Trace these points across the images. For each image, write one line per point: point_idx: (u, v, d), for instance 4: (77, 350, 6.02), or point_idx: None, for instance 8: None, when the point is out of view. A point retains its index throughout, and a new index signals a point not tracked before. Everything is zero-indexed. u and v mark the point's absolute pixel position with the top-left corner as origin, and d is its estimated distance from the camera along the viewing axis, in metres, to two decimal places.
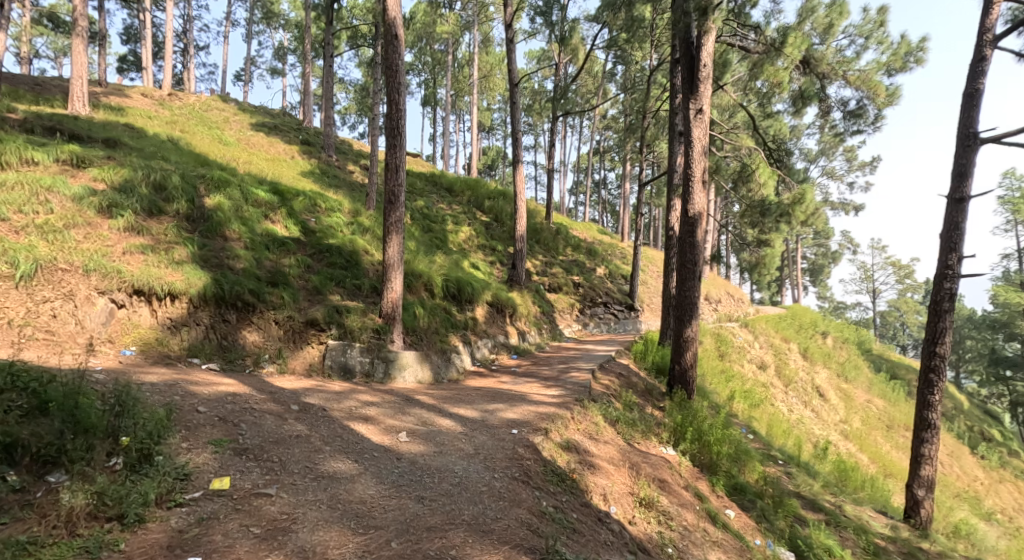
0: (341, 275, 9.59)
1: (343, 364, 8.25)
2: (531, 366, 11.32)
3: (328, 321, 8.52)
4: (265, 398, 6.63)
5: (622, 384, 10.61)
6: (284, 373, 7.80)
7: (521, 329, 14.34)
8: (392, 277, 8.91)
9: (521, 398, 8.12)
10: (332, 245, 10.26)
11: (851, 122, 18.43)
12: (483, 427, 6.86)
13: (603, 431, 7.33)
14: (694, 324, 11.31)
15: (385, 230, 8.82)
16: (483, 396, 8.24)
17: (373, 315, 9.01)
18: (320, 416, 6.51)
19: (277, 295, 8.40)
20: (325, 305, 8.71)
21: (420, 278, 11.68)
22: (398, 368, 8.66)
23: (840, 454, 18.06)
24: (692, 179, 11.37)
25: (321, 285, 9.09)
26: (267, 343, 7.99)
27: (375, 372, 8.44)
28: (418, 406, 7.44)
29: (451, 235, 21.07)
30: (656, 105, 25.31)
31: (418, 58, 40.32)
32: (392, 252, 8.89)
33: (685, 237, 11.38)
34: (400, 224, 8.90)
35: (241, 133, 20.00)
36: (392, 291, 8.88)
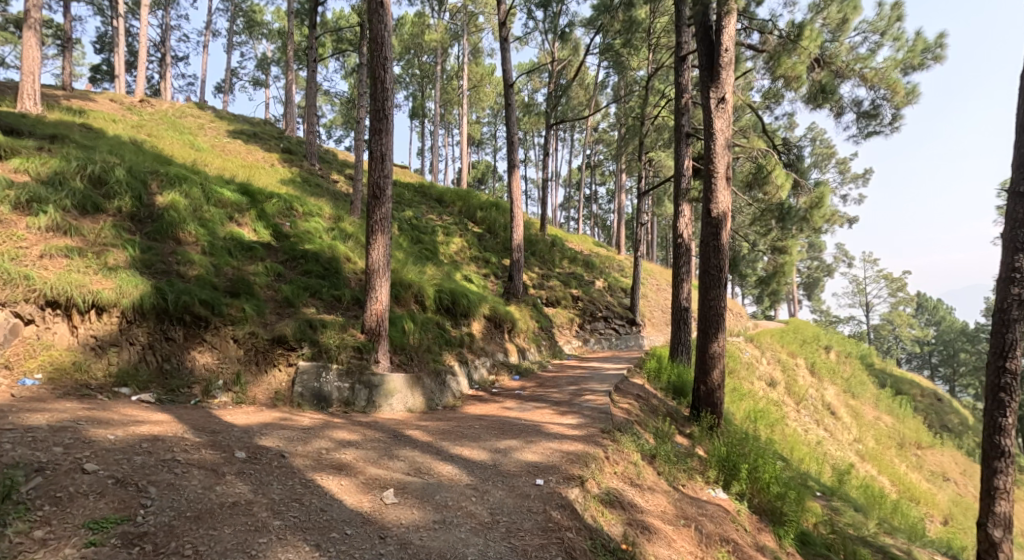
0: (317, 284, 8.23)
1: (317, 392, 6.86)
2: (537, 388, 9.97)
3: (298, 339, 7.14)
4: (204, 444, 5.22)
5: (643, 408, 9.28)
6: (241, 405, 6.43)
7: (521, 346, 13.00)
8: (377, 285, 7.55)
9: (537, 432, 6.76)
10: (308, 251, 8.89)
11: (866, 123, 17.38)
12: (495, 476, 5.50)
13: (644, 473, 6.01)
14: (720, 337, 10.05)
15: (369, 231, 7.49)
16: (491, 429, 6.87)
17: (354, 331, 7.64)
18: (275, 467, 5.08)
19: (237, 308, 7.05)
20: (296, 319, 7.35)
21: (410, 288, 10.31)
22: (384, 395, 7.28)
23: (864, 477, 16.82)
24: (714, 175, 10.12)
25: (292, 295, 7.72)
26: (220, 367, 6.61)
27: (357, 401, 7.06)
28: (410, 445, 6.06)
29: (442, 247, 19.76)
30: (656, 111, 24.20)
31: (406, 71, 39.21)
32: (376, 255, 7.54)
33: (708, 239, 10.13)
34: (386, 223, 7.57)
35: (217, 139, 18.61)
36: (378, 300, 7.53)
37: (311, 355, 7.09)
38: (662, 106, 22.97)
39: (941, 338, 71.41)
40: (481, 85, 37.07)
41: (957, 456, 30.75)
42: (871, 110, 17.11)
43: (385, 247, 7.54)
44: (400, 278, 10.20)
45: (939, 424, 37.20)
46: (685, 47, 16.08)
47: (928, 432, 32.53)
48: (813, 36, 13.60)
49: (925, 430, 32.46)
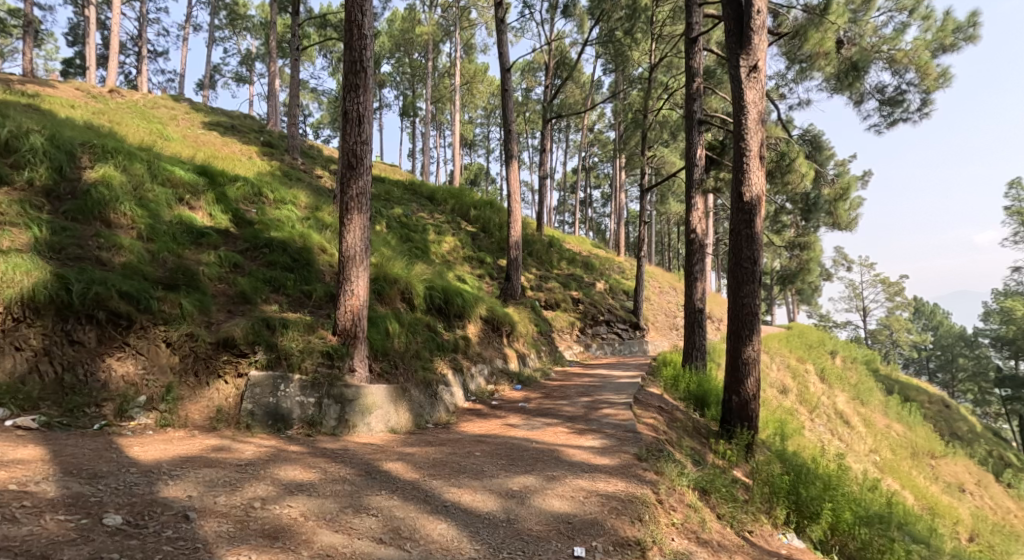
0: (282, 278, 7.06)
1: (274, 409, 5.82)
2: (543, 399, 8.64)
3: (251, 343, 6.06)
4: (65, 505, 3.82)
5: (668, 424, 7.94)
6: (168, 427, 5.39)
7: (521, 352, 11.65)
8: (354, 274, 6.45)
9: (551, 462, 5.42)
10: (273, 239, 7.60)
11: (891, 109, 16.61)
12: (507, 540, 4.14)
13: (708, 521, 4.76)
14: (756, 338, 8.79)
15: (343, 210, 6.36)
16: (495, 458, 5.53)
17: (326, 333, 6.55)
18: (161, 544, 3.62)
19: (170, 304, 6.02)
20: (250, 317, 6.31)
21: (397, 283, 8.84)
22: (359, 412, 6.21)
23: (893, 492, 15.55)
24: (747, 154, 8.89)
25: (250, 291, 6.64)
26: (145, 380, 5.60)
27: (324, 421, 5.99)
28: (383, 487, 4.72)
29: (433, 246, 18.39)
30: (659, 105, 22.96)
31: (396, 69, 37.82)
32: (353, 239, 6.42)
33: (740, 228, 8.93)
34: (364, 199, 6.44)
35: (190, 130, 16.51)
36: (355, 292, 6.42)
37: (267, 364, 6.01)
38: (668, 98, 21.74)
39: (939, 344, 70.48)
40: (475, 83, 35.68)
41: (970, 466, 29.55)
42: (895, 96, 16.35)
43: (363, 227, 6.41)
44: (385, 271, 8.81)
45: (948, 432, 36.09)
46: (697, 27, 14.83)
47: (939, 440, 31.38)
48: (839, 11, 12.40)
49: (935, 439, 31.30)
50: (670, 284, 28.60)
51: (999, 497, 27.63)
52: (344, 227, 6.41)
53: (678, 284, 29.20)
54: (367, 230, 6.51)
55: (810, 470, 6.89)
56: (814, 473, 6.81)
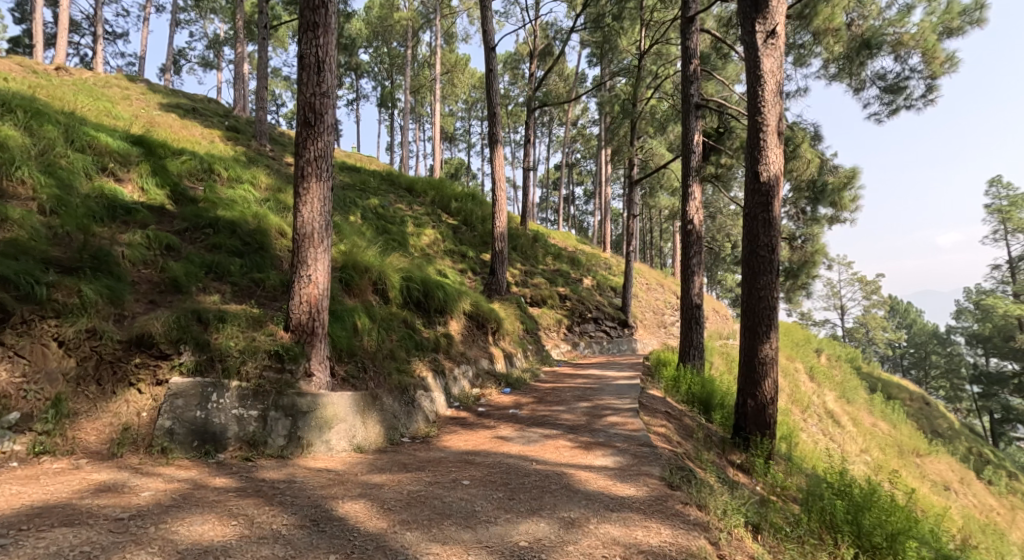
0: (224, 262, 6.25)
1: (203, 427, 4.92)
2: (538, 405, 7.63)
3: (175, 341, 5.22)
4: None
5: (680, 434, 6.99)
6: (44, 457, 4.47)
7: (508, 351, 10.63)
8: (312, 256, 5.67)
9: (561, 495, 4.43)
10: (218, 218, 6.80)
11: (892, 97, 15.92)
12: None
13: None
14: (773, 336, 7.91)
15: (299, 177, 5.64)
16: (488, 492, 4.49)
17: (278, 328, 5.71)
18: None
19: (65, 292, 5.09)
20: (177, 309, 5.45)
21: (369, 273, 7.72)
22: (316, 428, 5.33)
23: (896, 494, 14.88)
24: (764, 129, 7.96)
25: (181, 277, 5.81)
26: (21, 392, 4.60)
27: (268, 439, 5.10)
28: (332, 549, 3.63)
29: (412, 238, 17.25)
30: (648, 95, 22.07)
31: (373, 58, 36.48)
32: (308, 216, 5.65)
33: (756, 212, 8.01)
34: (325, 163, 5.75)
35: (144, 110, 15.03)
36: (313, 276, 5.67)
37: (195, 369, 5.13)
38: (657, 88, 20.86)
39: (913, 342, 71.13)
40: (456, 73, 34.42)
41: (954, 464, 29.31)
42: (895, 84, 15.66)
43: (322, 199, 5.69)
44: (355, 258, 7.67)
45: (930, 429, 35.98)
46: (694, 5, 13.88)
47: (922, 438, 31.15)
48: None
49: (919, 437, 31.05)
50: (657, 280, 27.78)
51: (983, 495, 27.34)
52: (301, 200, 5.69)
53: (664, 280, 28.37)
54: (328, 204, 5.79)
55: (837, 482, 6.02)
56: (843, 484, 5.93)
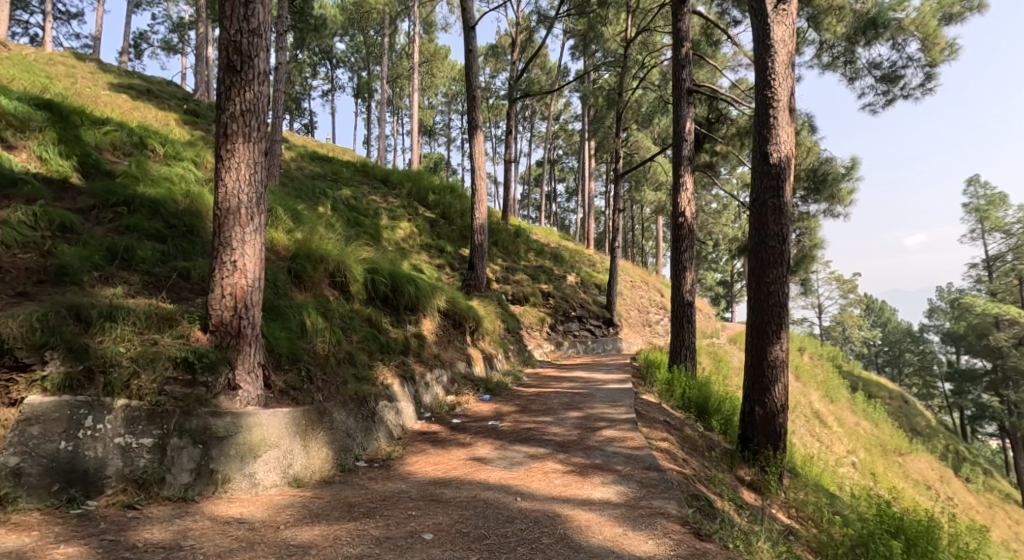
0: (132, 246, 5.39)
1: (68, 465, 4.04)
2: (522, 414, 6.72)
3: (38, 347, 4.23)
4: None
5: (684, 449, 6.12)
6: None
7: (488, 352, 9.69)
8: (240, 240, 4.91)
9: (560, 555, 3.49)
10: (133, 196, 5.95)
11: (888, 87, 15.21)
12: None
13: None
14: (784, 335, 7.08)
15: (222, 136, 4.87)
16: (457, 553, 3.54)
17: (193, 329, 4.92)
18: None
19: None
20: (52, 303, 4.47)
21: (327, 263, 6.73)
22: (236, 457, 4.50)
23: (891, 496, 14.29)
24: (776, 105, 7.11)
25: (73, 264, 4.91)
26: None
27: (167, 475, 4.27)
28: None
29: (386, 231, 16.21)
30: (634, 85, 21.22)
31: (349, 47, 35.13)
32: (231, 188, 4.88)
33: (765, 197, 7.17)
34: (253, 120, 4.97)
35: (90, 89, 13.75)
36: (239, 262, 4.91)
37: (65, 384, 4.16)
38: (644, 77, 20.01)
39: (887, 340, 71.67)
40: (436, 63, 33.16)
41: (933, 462, 29.12)
42: (890, 73, 14.98)
43: (251, 169, 4.96)
44: (310, 246, 6.65)
45: (909, 428, 35.83)
46: None
47: (903, 436, 30.91)
48: None
49: (900, 435, 30.80)
50: (641, 277, 27.06)
51: (964, 494, 27.14)
52: (223, 162, 4.92)
53: (648, 277, 27.66)
54: (257, 169, 5.04)
55: (887, 522, 5.26)
56: (896, 529, 5.15)
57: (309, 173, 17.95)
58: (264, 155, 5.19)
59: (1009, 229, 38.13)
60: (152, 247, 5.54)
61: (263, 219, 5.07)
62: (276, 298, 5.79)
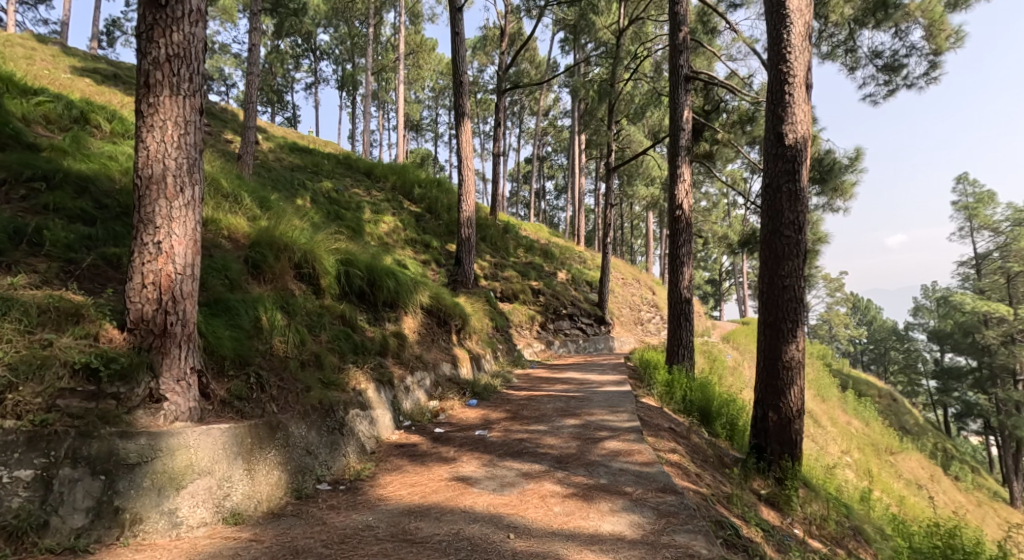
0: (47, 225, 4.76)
1: None
2: (512, 422, 6.05)
3: None
4: None
5: (695, 461, 5.48)
6: None
7: (476, 352, 9.01)
8: (165, 219, 4.22)
9: None
10: (56, 170, 5.30)
11: (889, 78, 14.46)
12: None
13: None
14: (800, 334, 6.45)
15: (142, 87, 4.18)
16: None
17: (105, 327, 4.20)
18: None
19: None
20: None
21: (293, 253, 6.01)
22: (151, 491, 3.78)
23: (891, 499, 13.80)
24: (791, 81, 6.47)
25: None
26: None
27: (52, 517, 3.53)
28: None
29: (369, 225, 15.45)
30: (625, 76, 20.55)
31: (333, 39, 34.17)
32: (153, 149, 4.21)
33: (778, 181, 6.55)
34: (182, 68, 4.29)
35: (49, 71, 12.87)
36: (165, 245, 4.22)
37: None
38: (637, 68, 19.32)
39: (873, 338, 71.82)
40: (422, 55, 32.24)
41: (923, 461, 28.83)
42: (892, 62, 14.23)
43: (181, 132, 4.30)
44: (273, 233, 5.93)
45: (898, 426, 35.59)
46: None
47: (893, 435, 30.61)
48: None
49: (891, 434, 30.49)
50: (632, 275, 26.47)
51: (955, 493, 26.85)
52: (144, 121, 4.23)
53: (639, 275, 27.09)
54: (187, 130, 4.36)
55: None
56: None
57: (287, 165, 17.16)
58: (200, 114, 4.50)
59: (998, 226, 37.97)
60: (66, 233, 4.80)
61: (197, 193, 4.39)
62: (226, 291, 5.08)
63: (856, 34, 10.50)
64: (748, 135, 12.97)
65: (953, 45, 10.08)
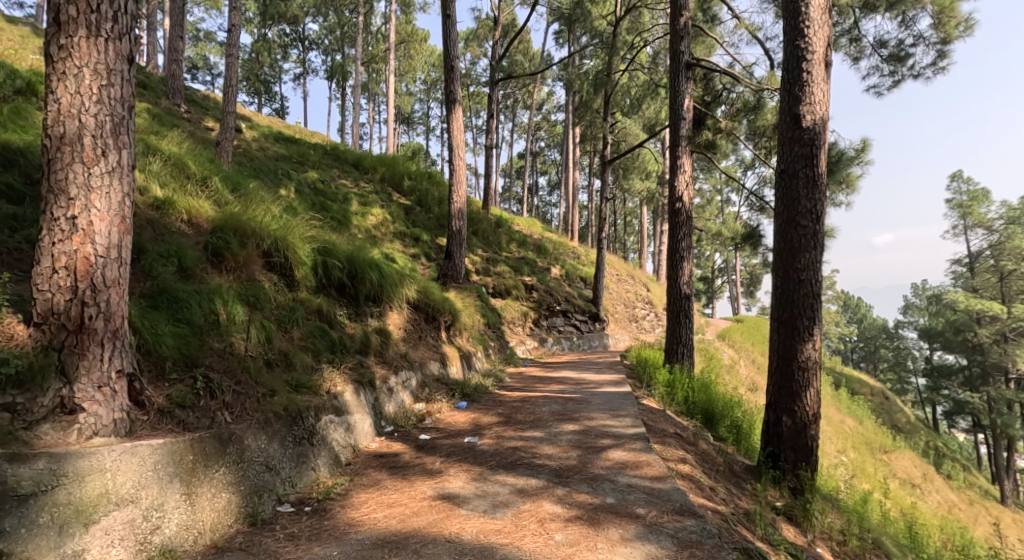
0: None
1: None
2: (506, 428, 5.53)
3: None
4: None
5: (707, 472, 4.99)
6: None
7: (466, 351, 8.47)
8: (84, 190, 3.66)
9: None
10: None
11: (895, 68, 13.82)
12: None
13: None
14: (817, 331, 5.97)
15: (53, 27, 3.61)
16: None
17: (7, 321, 3.60)
18: None
19: None
20: None
21: (261, 239, 5.44)
22: (53, 528, 3.14)
23: (891, 499, 13.41)
24: (810, 57, 5.96)
25: None
26: None
27: None
28: None
29: (356, 217, 14.85)
30: (621, 67, 20.00)
31: (323, 29, 33.40)
32: (67, 103, 3.66)
33: (795, 167, 6.05)
34: (105, 8, 3.72)
35: (17, 51, 12.21)
36: (83, 221, 3.65)
37: None
38: (634, 58, 18.76)
39: (863, 336, 71.84)
40: (414, 46, 31.54)
41: (916, 459, 28.58)
42: (898, 52, 13.58)
43: (101, 84, 3.72)
44: (240, 217, 5.37)
45: (891, 424, 35.35)
46: None
47: (887, 434, 30.33)
48: None
49: (884, 432, 30.23)
50: (627, 271, 26.00)
51: (948, 492, 26.58)
52: (55, 67, 3.66)
53: (634, 272, 26.62)
54: (111, 81, 3.79)
55: None
56: None
57: (271, 154, 16.52)
58: (129, 65, 3.94)
59: (992, 225, 37.77)
60: None
61: (123, 158, 3.83)
62: (178, 280, 4.52)
63: (861, 19, 9.91)
64: (750, 126, 12.28)
65: (964, 36, 9.39)
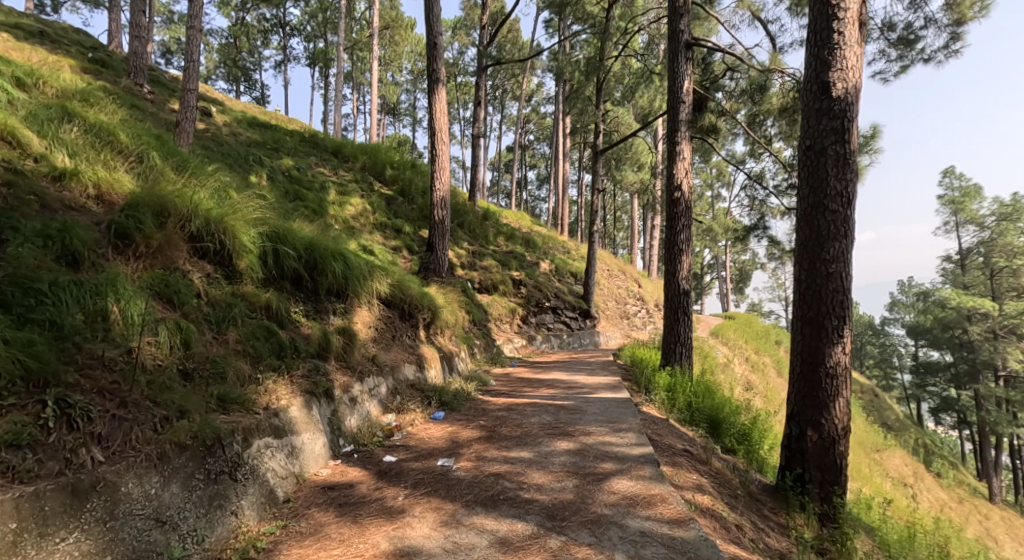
0: None
1: None
2: (489, 446, 4.70)
3: None
4: None
5: (726, 499, 4.23)
6: None
7: (448, 351, 7.63)
8: None
9: None
10: None
11: (904, 53, 13.11)
12: None
13: None
14: (847, 332, 5.17)
15: None
16: None
17: None
18: None
19: None
20: None
21: (188, 221, 4.57)
22: None
23: (891, 501, 12.78)
24: (842, 14, 5.14)
25: None
26: None
27: None
28: None
29: (333, 207, 13.93)
30: (614, 53, 19.09)
31: (305, 14, 32.27)
32: None
33: (822, 142, 5.23)
34: None
35: None
36: None
37: None
38: (627, 44, 17.84)
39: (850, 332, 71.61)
40: (399, 32, 30.51)
41: (907, 458, 28.09)
42: (906, 35, 12.92)
43: None
44: (161, 191, 4.50)
45: (881, 422, 34.87)
46: None
47: (878, 432, 29.82)
48: None
49: (875, 430, 29.75)
50: (618, 266, 25.27)
51: (939, 492, 26.07)
52: None
53: (625, 267, 25.86)
54: None
55: None
56: None
57: (244, 140, 15.55)
58: None
59: (983, 222, 37.35)
60: None
61: None
62: (56, 271, 3.66)
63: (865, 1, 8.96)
64: (753, 109, 11.30)
65: (979, 17, 8.22)
